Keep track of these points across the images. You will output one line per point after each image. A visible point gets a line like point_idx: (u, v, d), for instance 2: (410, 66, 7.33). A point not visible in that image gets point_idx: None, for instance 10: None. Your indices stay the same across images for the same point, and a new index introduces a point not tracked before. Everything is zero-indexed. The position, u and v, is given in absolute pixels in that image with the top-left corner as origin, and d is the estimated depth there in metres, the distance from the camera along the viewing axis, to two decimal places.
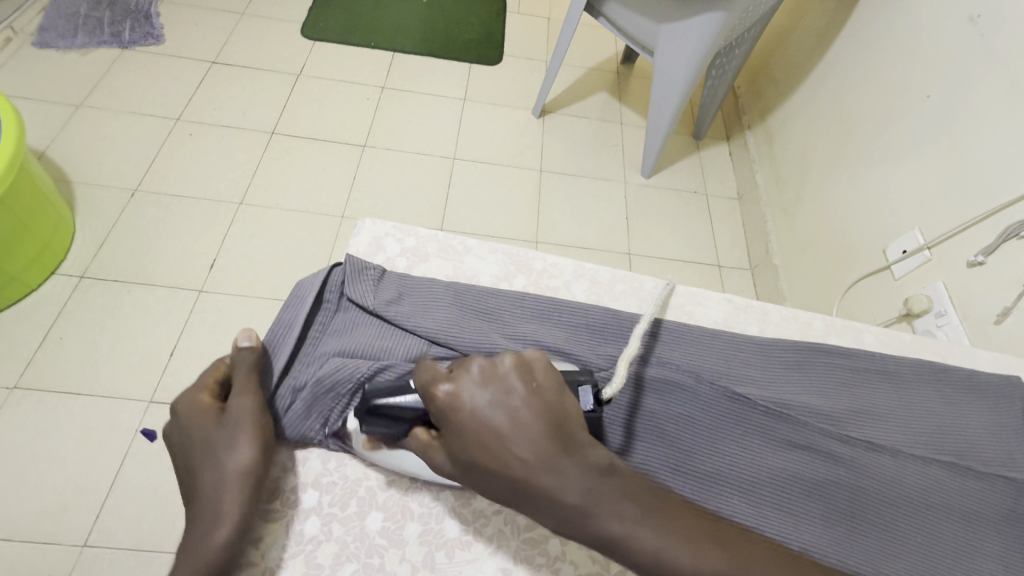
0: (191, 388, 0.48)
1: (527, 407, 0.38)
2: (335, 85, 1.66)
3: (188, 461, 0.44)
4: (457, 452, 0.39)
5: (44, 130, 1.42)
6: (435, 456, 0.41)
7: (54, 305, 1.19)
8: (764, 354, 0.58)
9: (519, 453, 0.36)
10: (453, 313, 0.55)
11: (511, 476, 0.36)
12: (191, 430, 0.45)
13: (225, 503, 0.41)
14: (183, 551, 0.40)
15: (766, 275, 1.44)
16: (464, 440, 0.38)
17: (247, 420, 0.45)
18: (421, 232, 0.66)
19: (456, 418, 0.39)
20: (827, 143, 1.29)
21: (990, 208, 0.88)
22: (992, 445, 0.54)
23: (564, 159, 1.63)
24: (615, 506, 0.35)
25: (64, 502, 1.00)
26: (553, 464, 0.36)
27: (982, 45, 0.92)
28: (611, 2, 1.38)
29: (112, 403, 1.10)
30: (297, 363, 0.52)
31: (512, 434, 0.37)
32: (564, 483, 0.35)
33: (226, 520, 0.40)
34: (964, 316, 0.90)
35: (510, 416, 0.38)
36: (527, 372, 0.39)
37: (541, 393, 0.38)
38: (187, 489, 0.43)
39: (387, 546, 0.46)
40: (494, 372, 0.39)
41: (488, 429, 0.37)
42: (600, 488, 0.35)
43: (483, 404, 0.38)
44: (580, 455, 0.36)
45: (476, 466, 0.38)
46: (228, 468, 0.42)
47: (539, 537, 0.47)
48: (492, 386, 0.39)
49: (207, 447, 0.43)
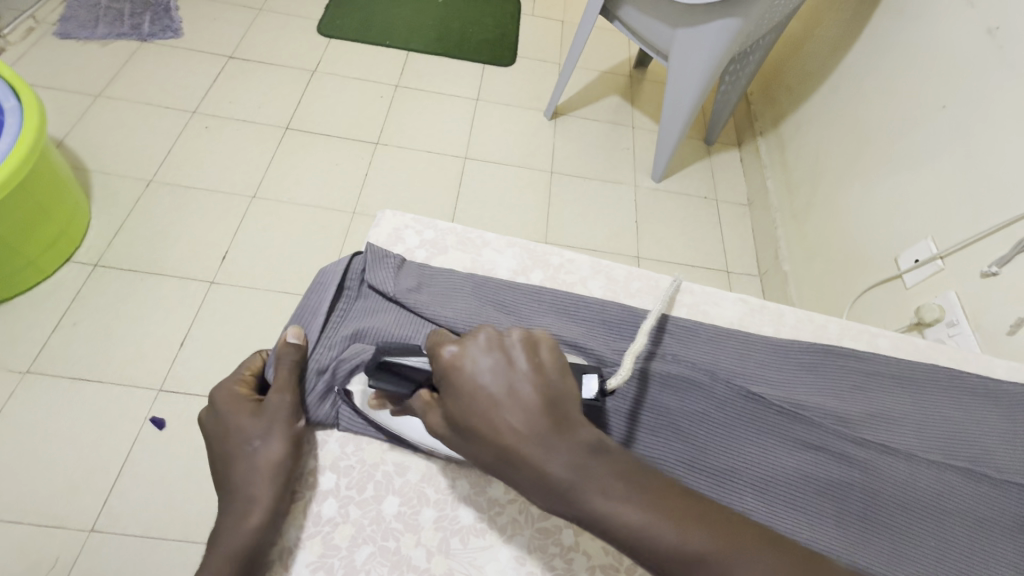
0: (228, 380, 0.50)
1: (526, 380, 0.38)
2: (350, 81, 1.67)
3: (218, 449, 0.45)
4: (451, 412, 0.39)
5: (63, 119, 1.44)
6: (432, 417, 0.41)
7: (68, 291, 1.20)
8: (779, 355, 0.58)
9: (510, 420, 0.37)
10: (471, 302, 0.55)
11: (500, 443, 0.37)
12: (226, 419, 0.46)
13: (255, 493, 0.42)
14: (213, 538, 0.41)
15: (775, 280, 1.44)
16: (460, 402, 0.38)
17: (281, 417, 0.46)
18: (440, 224, 0.66)
19: (457, 378, 0.39)
20: (840, 152, 1.29)
21: (1004, 219, 0.88)
22: (1007, 452, 0.54)
23: (575, 161, 1.64)
24: (603, 482, 0.35)
25: (73, 485, 1.01)
26: (543, 438, 0.36)
27: (1001, 56, 0.91)
28: (628, 6, 1.38)
29: (123, 390, 1.11)
30: (319, 345, 0.52)
31: (507, 401, 0.37)
32: (549, 457, 0.35)
33: (260, 510, 0.42)
34: (977, 327, 0.90)
35: (508, 385, 0.38)
36: (532, 349, 0.39)
37: (543, 370, 0.39)
38: (217, 477, 0.44)
39: (402, 530, 0.46)
40: (501, 342, 0.40)
41: (485, 393, 0.38)
42: (587, 466, 0.35)
43: (485, 369, 0.38)
44: (572, 434, 0.36)
45: (466, 428, 0.38)
46: (259, 460, 0.44)
47: (553, 526, 0.48)
48: (496, 353, 0.39)
49: (243, 437, 0.45)
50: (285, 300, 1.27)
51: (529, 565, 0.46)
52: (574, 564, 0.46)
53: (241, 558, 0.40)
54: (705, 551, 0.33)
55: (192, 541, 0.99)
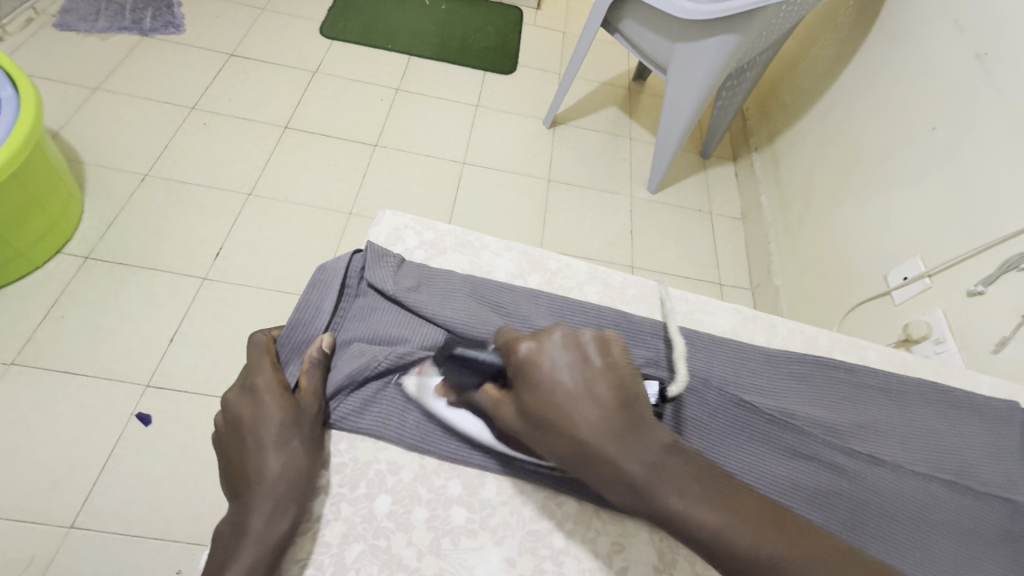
0: (264, 369, 0.49)
1: (600, 378, 0.38)
2: (350, 83, 1.68)
3: (255, 440, 0.45)
4: (527, 406, 0.39)
5: (58, 111, 1.43)
6: (504, 411, 0.42)
7: (57, 284, 1.19)
8: (771, 363, 0.59)
9: (588, 418, 0.37)
10: (469, 303, 0.55)
11: (578, 439, 0.37)
12: (269, 412, 0.46)
13: (292, 492, 0.43)
14: (241, 531, 0.41)
15: (767, 294, 1.46)
16: (537, 396, 0.38)
17: (315, 423, 0.48)
18: (440, 226, 0.67)
19: (532, 374, 0.39)
20: (832, 169, 1.32)
21: (991, 239, 0.89)
22: (990, 466, 0.55)
23: (573, 170, 1.65)
24: (681, 483, 0.35)
25: (54, 481, 0.99)
26: (620, 433, 0.36)
27: (987, 81, 0.94)
28: (629, 19, 1.41)
29: (110, 385, 1.10)
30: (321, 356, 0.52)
31: (584, 398, 0.37)
32: (629, 455, 0.36)
33: (292, 514, 0.42)
34: (963, 344, 0.91)
35: (585, 383, 0.38)
36: (605, 347, 0.40)
37: (616, 368, 0.39)
38: (248, 467, 0.43)
39: (393, 530, 0.46)
40: (577, 340, 0.39)
41: (561, 389, 0.38)
42: (664, 465, 0.36)
43: (562, 365, 0.38)
44: (649, 433, 0.37)
45: (543, 423, 0.38)
46: (298, 459, 0.45)
47: (544, 529, 0.48)
48: (574, 352, 0.39)
49: (283, 435, 0.45)
50: (277, 298, 1.26)
51: (520, 567, 0.46)
52: (564, 567, 0.46)
53: (274, 554, 0.41)
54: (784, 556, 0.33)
55: (174, 540, 0.97)
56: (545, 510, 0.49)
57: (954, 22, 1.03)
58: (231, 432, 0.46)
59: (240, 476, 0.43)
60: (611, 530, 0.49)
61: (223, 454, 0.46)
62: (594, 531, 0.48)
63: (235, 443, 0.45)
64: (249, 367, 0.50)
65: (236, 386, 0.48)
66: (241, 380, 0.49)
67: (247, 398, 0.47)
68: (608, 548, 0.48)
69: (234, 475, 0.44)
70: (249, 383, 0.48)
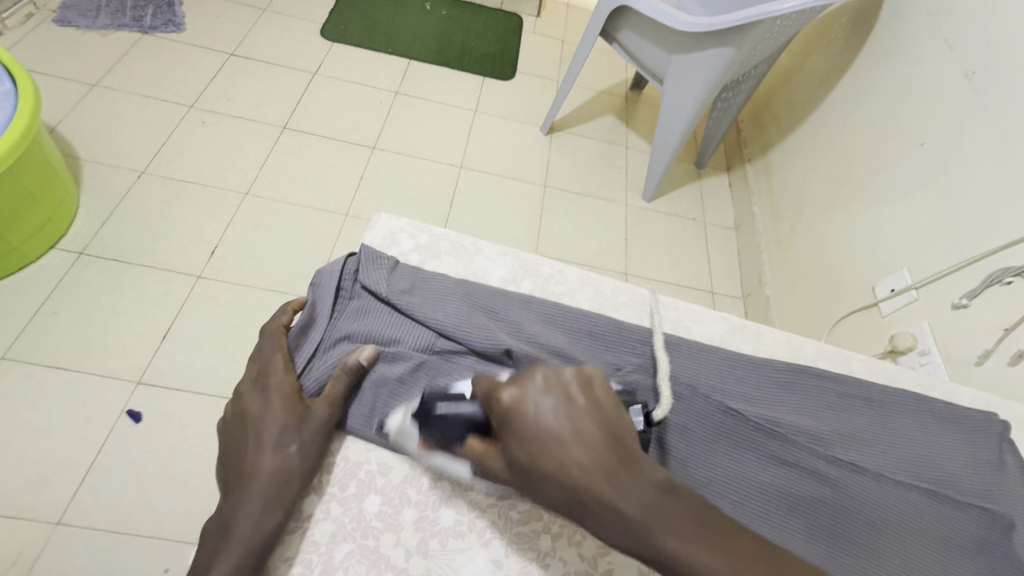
0: (279, 365, 0.49)
1: (585, 418, 0.39)
2: (350, 86, 1.69)
3: (254, 439, 0.45)
4: (514, 457, 0.39)
5: (57, 106, 1.43)
6: (492, 461, 0.41)
7: (51, 279, 1.18)
8: (758, 372, 0.60)
9: (579, 463, 0.37)
10: (461, 307, 0.56)
11: (572, 484, 0.37)
12: (273, 414, 0.46)
13: (282, 496, 0.43)
14: (226, 530, 0.41)
15: (759, 303, 1.48)
16: (526, 447, 0.38)
17: (321, 429, 0.47)
18: (434, 230, 0.68)
19: (519, 421, 0.39)
20: (825, 181, 1.34)
21: (977, 253, 0.91)
22: (969, 476, 0.56)
23: (569, 176, 1.67)
24: (674, 522, 0.36)
25: (42, 477, 0.99)
26: (611, 474, 0.37)
27: (975, 100, 0.97)
28: (627, 30, 1.42)
29: (102, 381, 1.09)
30: (320, 356, 0.52)
31: (574, 442, 0.38)
32: (622, 494, 0.36)
33: (278, 517, 0.43)
34: (947, 356, 0.93)
35: (573, 426, 0.38)
36: (588, 386, 0.40)
37: (601, 406, 0.39)
38: (244, 465, 0.44)
39: (382, 530, 0.46)
40: (559, 382, 0.40)
41: (549, 436, 0.38)
42: (658, 504, 0.36)
43: (546, 411, 0.39)
44: (641, 472, 0.37)
45: (534, 474, 0.38)
46: (293, 464, 0.45)
47: (530, 531, 0.48)
48: (557, 395, 0.39)
49: (283, 438, 0.45)
50: (270, 298, 1.26)
51: (506, 569, 0.46)
52: (549, 569, 0.47)
53: (255, 558, 0.41)
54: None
55: (162, 538, 0.97)
56: (533, 513, 0.49)
57: (943, 41, 1.06)
58: (234, 425, 0.46)
59: (235, 472, 0.44)
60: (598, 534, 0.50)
61: (224, 445, 0.46)
62: (581, 535, 0.49)
63: (236, 436, 0.46)
64: (262, 361, 0.50)
65: (248, 379, 0.49)
66: (253, 373, 0.49)
67: (256, 394, 0.47)
68: (594, 551, 0.49)
69: (229, 469, 0.44)
70: (261, 380, 0.48)
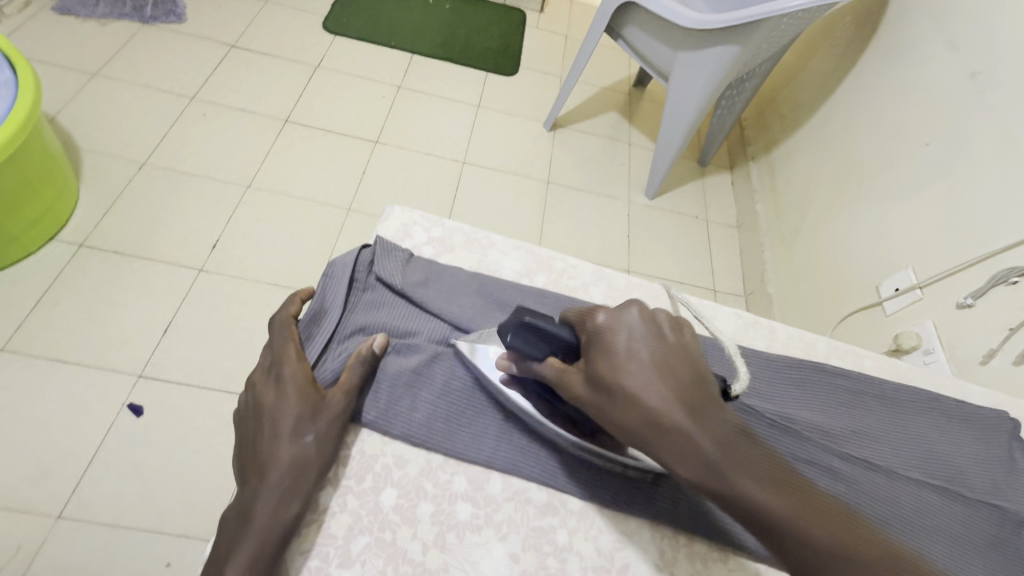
0: (292, 355, 0.48)
1: (674, 351, 0.43)
2: (352, 79, 1.67)
3: (270, 430, 0.44)
4: (598, 373, 0.42)
5: (56, 96, 1.41)
6: (570, 380, 0.44)
7: (50, 270, 1.17)
8: (773, 369, 0.60)
9: (660, 387, 0.41)
10: (476, 301, 0.57)
11: (653, 406, 0.40)
12: (288, 404, 0.45)
13: (298, 487, 0.43)
14: (244, 520, 0.41)
15: (761, 301, 1.48)
16: (612, 365, 0.42)
17: (337, 418, 0.47)
18: (448, 223, 0.67)
19: (610, 343, 0.43)
20: (828, 180, 1.34)
21: (982, 253, 0.92)
22: (979, 474, 0.57)
23: (572, 173, 1.67)
24: (746, 463, 0.39)
25: (42, 470, 0.98)
26: (691, 407, 0.41)
27: (980, 101, 0.97)
28: (633, 26, 1.42)
29: (102, 374, 1.08)
30: (333, 348, 0.52)
31: (660, 367, 0.41)
32: (699, 428, 0.40)
33: (296, 507, 0.42)
34: (952, 355, 0.93)
35: (659, 356, 0.42)
36: (680, 328, 0.45)
37: (686, 345, 0.44)
38: (261, 455, 0.43)
39: (399, 523, 0.46)
40: (654, 319, 0.45)
41: (638, 358, 0.42)
42: (734, 444, 0.40)
43: (638, 337, 0.43)
44: (719, 413, 0.41)
45: (614, 390, 0.41)
46: (309, 454, 0.44)
47: (546, 526, 0.48)
48: (650, 326, 0.44)
49: (299, 427, 0.45)
50: (272, 291, 1.25)
51: (523, 564, 0.46)
52: (566, 564, 0.47)
53: (272, 550, 0.40)
54: (844, 549, 0.37)
55: (164, 532, 0.97)
56: (549, 507, 0.49)
57: (947, 41, 1.06)
58: (251, 415, 0.46)
59: (252, 462, 0.44)
60: (614, 528, 0.49)
61: (241, 435, 0.46)
62: (597, 529, 0.49)
63: (253, 427, 0.45)
64: (275, 351, 0.49)
65: (262, 369, 0.48)
66: (268, 364, 0.49)
67: (270, 384, 0.47)
68: (610, 545, 0.49)
69: (247, 459, 0.44)
70: (275, 370, 0.48)
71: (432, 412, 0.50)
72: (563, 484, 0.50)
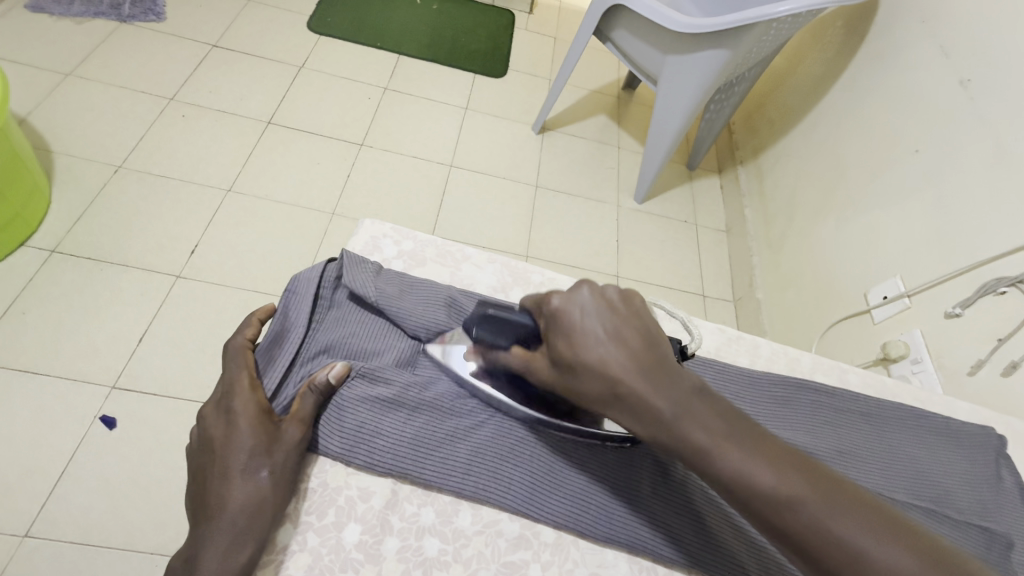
0: (242, 386, 0.45)
1: (629, 323, 0.40)
2: (336, 80, 1.64)
3: (218, 466, 0.42)
4: (557, 355, 0.41)
5: (27, 96, 1.37)
6: (537, 364, 0.44)
7: (20, 278, 1.13)
8: (753, 387, 0.58)
9: (616, 360, 0.39)
10: (447, 314, 0.55)
11: (611, 378, 0.39)
12: (238, 438, 0.43)
13: (250, 527, 0.40)
14: (191, 566, 0.38)
15: (749, 307, 1.47)
16: (568, 344, 0.40)
17: (294, 452, 0.45)
18: (419, 236, 0.65)
19: (564, 325, 0.41)
20: (817, 186, 1.33)
21: (971, 263, 0.91)
22: (967, 494, 0.55)
23: (561, 177, 1.64)
24: (705, 420, 0.37)
25: (8, 486, 0.94)
26: (649, 372, 0.39)
27: (972, 108, 0.96)
28: (621, 29, 1.40)
29: (72, 386, 1.05)
30: (295, 369, 0.50)
31: (612, 341, 0.39)
32: (658, 392, 0.38)
33: (250, 549, 0.40)
34: (940, 365, 0.92)
35: (612, 331, 0.40)
36: (630, 298, 0.42)
37: (639, 313, 0.42)
38: (210, 495, 0.41)
39: (363, 561, 0.44)
40: (602, 293, 0.42)
41: (592, 334, 0.40)
42: (691, 403, 0.38)
43: (590, 315, 0.40)
44: (674, 375, 0.39)
45: (574, 368, 0.40)
46: (261, 490, 0.42)
47: (518, 562, 0.46)
48: (600, 301, 0.41)
49: (251, 463, 0.42)
50: (250, 299, 1.22)
51: None
52: None
53: None
54: (801, 497, 0.34)
55: (135, 550, 0.93)
56: (521, 540, 0.47)
57: (940, 48, 1.05)
58: (201, 451, 0.43)
59: (201, 502, 0.41)
60: (590, 560, 0.48)
61: (191, 473, 0.43)
62: (572, 562, 0.47)
63: (203, 464, 0.42)
64: (226, 382, 0.46)
65: (213, 402, 0.45)
66: (219, 395, 0.46)
67: (221, 418, 0.44)
68: None
69: (196, 499, 0.41)
70: (225, 402, 0.45)
71: (396, 434, 0.48)
72: (538, 511, 0.48)
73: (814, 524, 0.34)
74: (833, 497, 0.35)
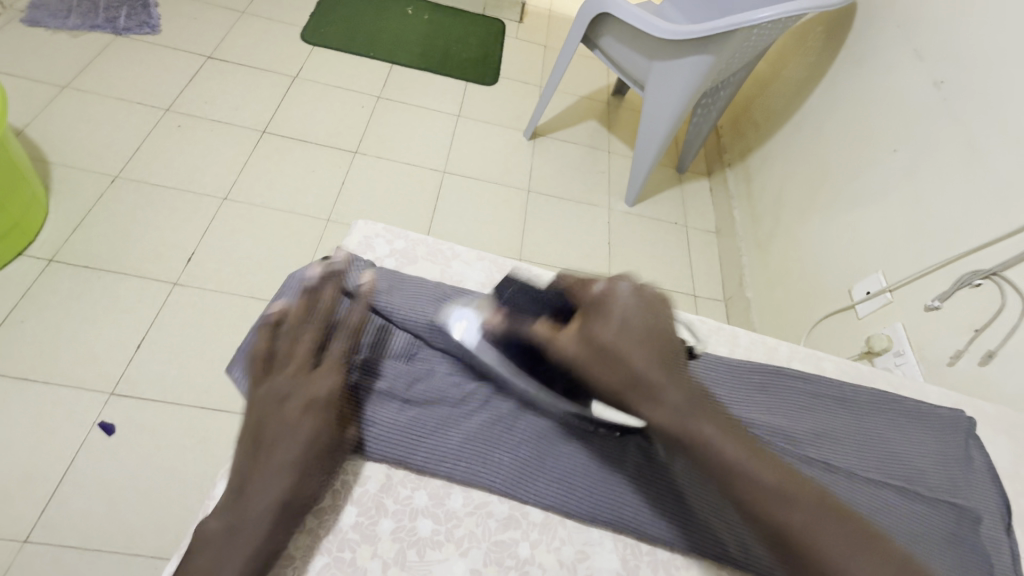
0: (294, 377, 0.51)
1: (661, 324, 0.44)
2: (330, 89, 1.67)
3: (274, 449, 0.47)
4: (592, 334, 0.43)
5: (24, 108, 1.39)
6: (563, 338, 0.45)
7: (17, 287, 1.14)
8: (735, 376, 0.60)
9: (648, 353, 0.42)
10: (437, 308, 0.60)
11: (636, 364, 0.42)
12: (292, 429, 0.48)
13: (298, 505, 0.47)
14: (236, 531, 0.44)
15: (739, 306, 1.49)
16: (609, 327, 0.43)
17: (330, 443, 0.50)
18: (410, 235, 0.68)
19: (607, 313, 0.44)
20: (801, 186, 1.36)
21: (947, 258, 0.93)
22: (938, 472, 0.57)
23: (552, 181, 1.67)
24: (715, 420, 0.42)
25: (7, 493, 0.95)
26: (669, 367, 0.42)
27: (945, 107, 0.99)
28: (608, 37, 1.44)
29: (70, 393, 1.06)
30: None
31: (648, 333, 0.43)
32: (672, 385, 0.42)
33: (292, 523, 0.46)
34: (921, 357, 0.95)
35: (650, 325, 0.43)
36: (667, 302, 0.46)
37: (669, 319, 0.45)
38: (254, 473, 0.46)
39: (359, 541, 0.48)
40: (646, 293, 0.45)
41: (633, 323, 0.43)
42: (699, 402, 0.42)
43: (632, 308, 0.43)
44: (682, 376, 0.43)
45: (604, 348, 0.43)
46: (307, 475, 0.48)
47: (506, 540, 0.50)
48: (643, 300, 0.44)
49: (304, 452, 0.48)
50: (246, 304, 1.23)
51: None
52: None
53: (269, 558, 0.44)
54: (794, 498, 0.39)
55: (135, 554, 0.94)
56: (510, 520, 0.51)
57: (914, 51, 1.09)
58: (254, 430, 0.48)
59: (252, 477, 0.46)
60: (575, 538, 0.52)
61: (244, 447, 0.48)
62: (559, 540, 0.51)
63: (257, 443, 0.47)
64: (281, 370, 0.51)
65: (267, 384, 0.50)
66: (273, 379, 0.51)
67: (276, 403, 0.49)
68: (572, 555, 0.51)
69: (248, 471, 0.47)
70: (282, 390, 0.50)
71: (395, 420, 0.53)
72: (526, 493, 0.52)
73: (806, 525, 0.39)
74: (820, 500, 0.40)
